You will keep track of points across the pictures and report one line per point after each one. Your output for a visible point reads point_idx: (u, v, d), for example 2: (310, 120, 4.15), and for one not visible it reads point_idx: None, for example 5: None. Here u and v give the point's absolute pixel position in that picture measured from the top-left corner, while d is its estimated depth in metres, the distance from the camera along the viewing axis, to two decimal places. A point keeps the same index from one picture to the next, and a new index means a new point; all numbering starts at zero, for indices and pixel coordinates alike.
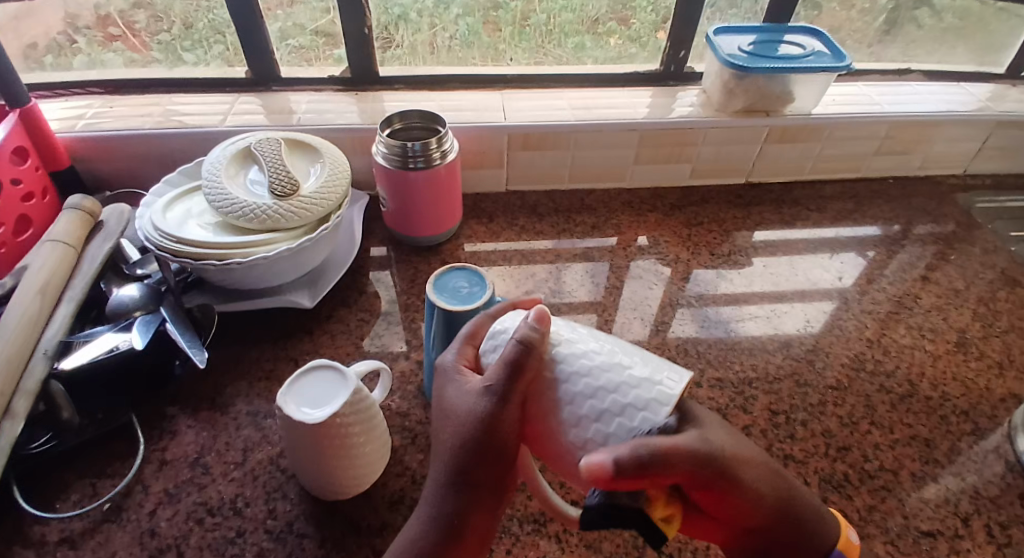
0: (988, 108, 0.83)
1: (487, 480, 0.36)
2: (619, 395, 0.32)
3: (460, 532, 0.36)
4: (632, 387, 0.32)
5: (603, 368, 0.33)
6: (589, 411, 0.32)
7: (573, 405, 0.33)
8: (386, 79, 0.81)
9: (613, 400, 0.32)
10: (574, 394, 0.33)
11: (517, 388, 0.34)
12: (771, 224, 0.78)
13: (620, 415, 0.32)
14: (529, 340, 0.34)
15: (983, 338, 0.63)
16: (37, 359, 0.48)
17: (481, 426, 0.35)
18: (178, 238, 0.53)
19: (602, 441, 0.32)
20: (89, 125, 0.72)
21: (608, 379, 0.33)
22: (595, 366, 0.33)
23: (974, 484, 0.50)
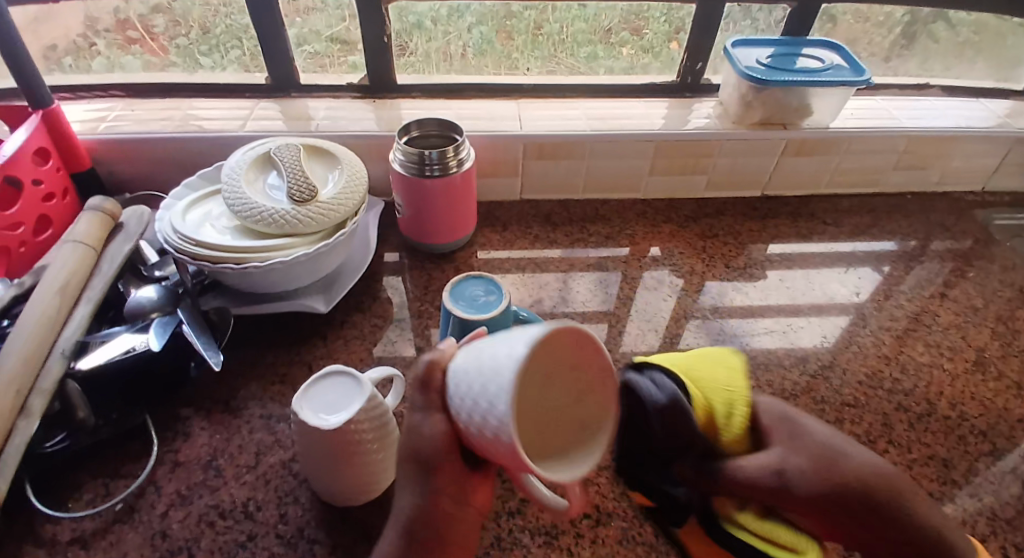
0: (1007, 124, 0.82)
1: (449, 482, 0.36)
2: (489, 368, 0.29)
3: (426, 530, 0.37)
4: (491, 360, 0.29)
5: (485, 347, 0.30)
6: (474, 402, 0.30)
7: (468, 402, 0.30)
8: (402, 87, 0.81)
9: (486, 381, 0.29)
10: (467, 382, 0.31)
11: (437, 399, 0.34)
12: (787, 237, 0.78)
13: (494, 398, 0.28)
14: (432, 358, 0.36)
15: (1002, 357, 0.63)
16: (54, 360, 0.49)
17: (420, 440, 0.35)
18: (197, 242, 0.53)
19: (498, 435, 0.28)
20: (110, 128, 0.73)
21: (483, 361, 0.29)
22: (475, 364, 0.30)
23: (992, 506, 0.49)
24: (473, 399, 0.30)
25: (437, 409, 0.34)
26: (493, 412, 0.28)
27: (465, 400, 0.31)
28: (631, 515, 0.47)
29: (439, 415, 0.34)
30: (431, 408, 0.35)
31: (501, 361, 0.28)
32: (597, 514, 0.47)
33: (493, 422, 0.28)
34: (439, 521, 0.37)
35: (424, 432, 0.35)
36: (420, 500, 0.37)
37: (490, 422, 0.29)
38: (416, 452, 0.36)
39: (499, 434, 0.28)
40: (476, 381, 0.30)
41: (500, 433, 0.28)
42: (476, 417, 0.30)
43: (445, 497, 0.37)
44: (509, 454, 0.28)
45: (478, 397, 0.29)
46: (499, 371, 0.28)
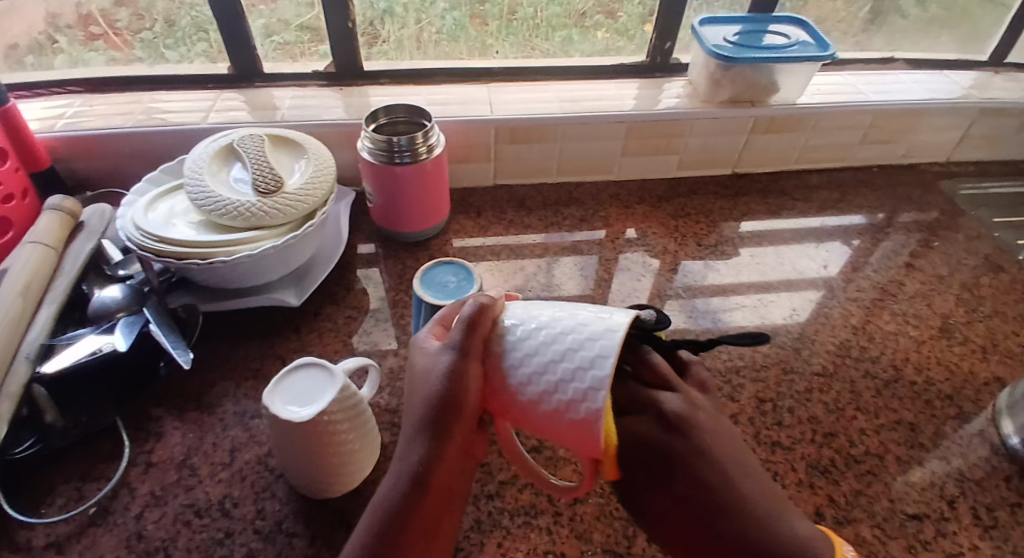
0: (971, 96, 0.83)
1: (457, 435, 0.36)
2: (583, 344, 0.32)
3: (426, 485, 0.35)
4: (589, 337, 0.33)
5: (572, 323, 0.34)
6: (552, 368, 0.32)
7: (540, 363, 0.33)
8: (371, 74, 0.80)
9: (578, 355, 0.32)
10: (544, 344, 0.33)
11: (476, 349, 0.35)
12: (759, 214, 0.78)
13: (580, 369, 0.32)
14: (484, 304, 0.36)
15: (968, 323, 0.64)
16: (18, 363, 0.47)
17: (444, 387, 0.35)
18: (160, 238, 0.52)
19: (564, 406, 0.32)
20: (69, 124, 0.70)
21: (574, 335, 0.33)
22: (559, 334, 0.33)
23: (960, 468, 0.51)
24: (552, 365, 0.33)
25: (478, 359, 0.35)
26: (577, 381, 0.32)
27: (538, 361, 0.33)
28: (608, 493, 0.48)
29: (475, 364, 0.35)
30: (470, 352, 0.35)
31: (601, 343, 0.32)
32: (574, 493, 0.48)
33: (575, 392, 0.32)
34: (440, 479, 0.35)
35: (452, 378, 0.35)
36: (425, 453, 0.35)
37: (569, 390, 0.32)
38: (437, 401, 0.35)
39: (576, 403, 0.32)
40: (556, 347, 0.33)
41: (571, 404, 0.32)
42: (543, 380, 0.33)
43: (451, 450, 0.36)
44: (574, 424, 0.32)
45: (562, 363, 0.32)
46: (599, 351, 0.32)
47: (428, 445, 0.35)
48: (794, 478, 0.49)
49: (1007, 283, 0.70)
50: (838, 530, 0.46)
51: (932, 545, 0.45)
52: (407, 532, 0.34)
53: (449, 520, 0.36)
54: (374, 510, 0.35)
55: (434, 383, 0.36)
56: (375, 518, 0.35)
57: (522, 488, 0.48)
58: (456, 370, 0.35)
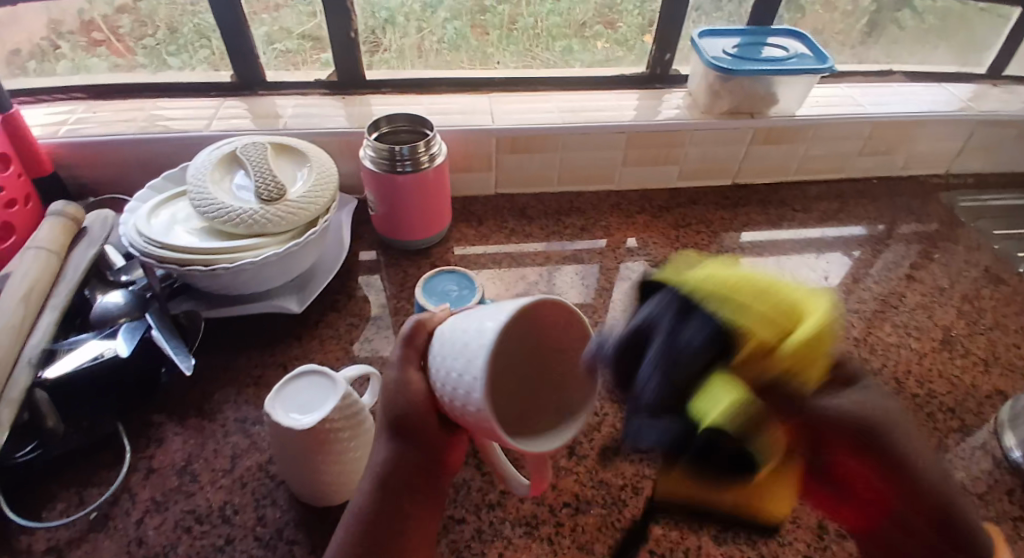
0: (968, 109, 0.84)
1: (417, 440, 0.37)
2: (469, 335, 0.31)
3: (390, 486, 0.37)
4: (474, 326, 0.31)
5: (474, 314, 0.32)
6: (448, 365, 0.32)
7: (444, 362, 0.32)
8: (373, 82, 0.81)
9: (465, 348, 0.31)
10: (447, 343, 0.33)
11: (415, 358, 0.37)
12: (758, 224, 0.79)
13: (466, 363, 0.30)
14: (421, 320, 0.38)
15: (968, 335, 0.64)
16: (21, 369, 0.47)
17: (393, 399, 0.37)
18: (163, 245, 0.52)
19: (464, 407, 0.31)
20: (72, 130, 0.71)
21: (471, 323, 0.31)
22: (459, 328, 0.32)
23: (963, 481, 0.51)
24: (447, 362, 0.32)
25: (416, 365, 0.37)
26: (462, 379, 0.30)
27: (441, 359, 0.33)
28: (608, 504, 0.47)
29: (416, 372, 0.37)
30: (409, 365, 0.37)
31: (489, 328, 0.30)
32: (577, 503, 0.47)
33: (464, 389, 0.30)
34: (412, 478, 0.38)
35: (398, 390, 0.37)
36: (388, 456, 0.38)
37: (460, 386, 0.30)
38: (390, 410, 0.37)
39: (467, 400, 0.30)
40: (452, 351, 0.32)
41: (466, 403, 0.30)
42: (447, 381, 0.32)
43: (419, 450, 0.38)
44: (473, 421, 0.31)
45: (453, 356, 0.31)
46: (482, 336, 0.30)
47: (393, 447, 0.38)
48: None
49: (1005, 295, 0.70)
50: (841, 543, 0.46)
51: None
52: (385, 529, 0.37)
53: (427, 513, 0.39)
54: (353, 510, 0.38)
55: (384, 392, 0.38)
56: (356, 517, 0.37)
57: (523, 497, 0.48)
58: (399, 379, 0.37)
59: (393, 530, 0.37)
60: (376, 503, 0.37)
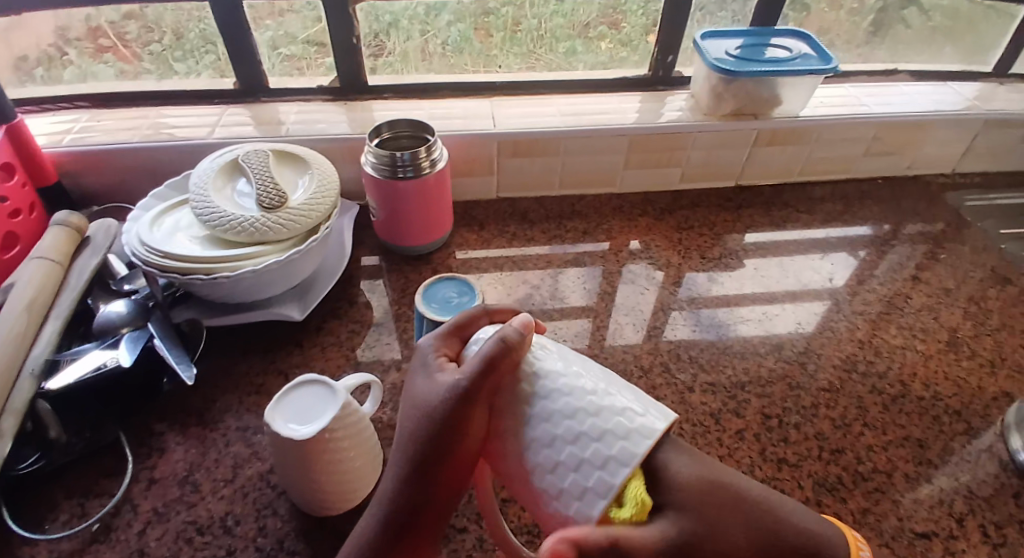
0: (975, 108, 0.83)
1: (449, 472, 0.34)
2: (599, 408, 0.31)
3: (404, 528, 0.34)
4: (599, 400, 0.32)
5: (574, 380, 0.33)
6: (565, 431, 0.31)
7: (548, 424, 0.31)
8: (375, 88, 0.81)
9: (591, 423, 0.31)
10: (548, 398, 0.32)
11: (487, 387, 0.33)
12: (763, 226, 0.78)
13: (599, 439, 0.30)
14: (508, 340, 0.33)
15: (974, 338, 0.64)
16: (23, 379, 0.48)
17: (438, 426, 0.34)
18: (165, 254, 0.52)
19: (578, 491, 0.29)
20: (77, 139, 0.71)
21: (581, 390, 0.32)
22: (569, 390, 0.32)
23: (968, 484, 0.50)
24: (561, 427, 0.31)
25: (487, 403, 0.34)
26: (574, 493, 0.29)
27: (549, 420, 0.31)
28: None
29: (478, 406, 0.33)
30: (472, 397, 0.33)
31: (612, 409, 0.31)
32: None
33: (597, 466, 0.29)
34: (421, 533, 0.35)
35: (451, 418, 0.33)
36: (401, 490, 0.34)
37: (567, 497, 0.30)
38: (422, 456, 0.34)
39: (590, 471, 0.29)
40: (576, 442, 0.30)
41: (589, 494, 0.29)
42: (554, 448, 0.31)
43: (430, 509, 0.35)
44: (570, 493, 0.30)
45: (578, 425, 0.31)
46: (614, 412, 0.31)
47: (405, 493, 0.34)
48: (801, 496, 0.48)
49: (1012, 296, 0.69)
50: None
51: None
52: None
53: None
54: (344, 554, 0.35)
55: (423, 429, 0.34)
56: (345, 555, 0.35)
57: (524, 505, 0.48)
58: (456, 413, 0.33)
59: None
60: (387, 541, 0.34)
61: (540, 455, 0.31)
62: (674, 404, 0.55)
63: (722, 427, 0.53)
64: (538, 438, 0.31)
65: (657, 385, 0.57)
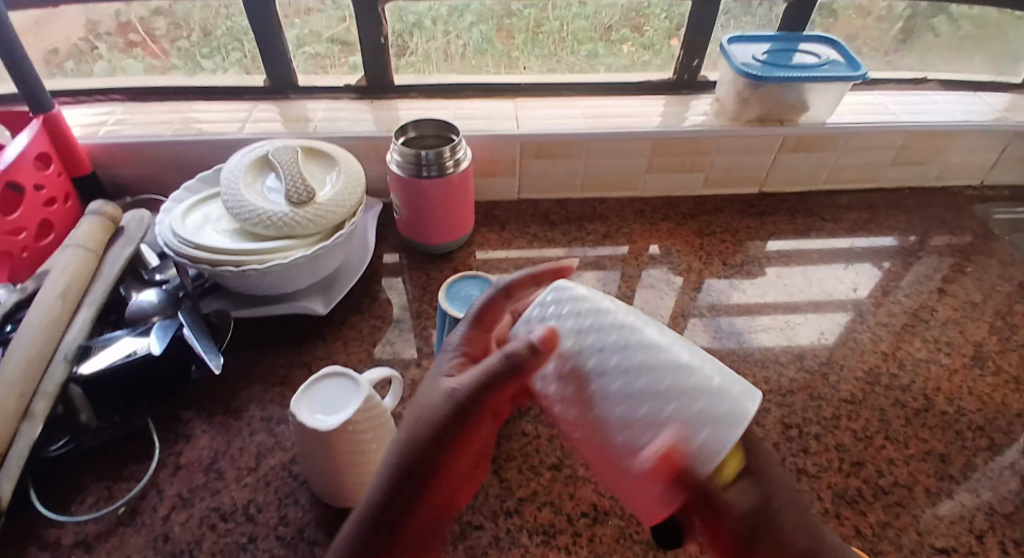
0: (1006, 119, 0.82)
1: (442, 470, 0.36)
2: (662, 382, 0.30)
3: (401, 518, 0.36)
4: (662, 376, 0.30)
5: (637, 346, 0.31)
6: (622, 411, 0.31)
7: (609, 401, 0.31)
8: (400, 87, 0.82)
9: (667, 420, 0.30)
10: (604, 369, 0.31)
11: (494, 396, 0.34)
12: (785, 233, 0.78)
13: (660, 414, 0.30)
14: (523, 357, 0.32)
15: (1001, 352, 0.63)
16: (56, 363, 0.49)
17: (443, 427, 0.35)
18: (196, 245, 0.54)
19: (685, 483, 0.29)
20: (111, 132, 0.73)
21: (643, 359, 0.31)
22: (626, 377, 0.30)
23: (991, 501, 0.49)
24: (619, 406, 0.31)
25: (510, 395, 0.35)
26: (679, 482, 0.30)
27: (614, 412, 0.31)
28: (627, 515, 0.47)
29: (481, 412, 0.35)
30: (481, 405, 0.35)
31: (675, 375, 0.30)
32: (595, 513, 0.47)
33: (660, 444, 0.29)
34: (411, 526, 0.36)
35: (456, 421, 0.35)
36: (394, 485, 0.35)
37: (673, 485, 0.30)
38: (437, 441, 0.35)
39: (650, 448, 0.30)
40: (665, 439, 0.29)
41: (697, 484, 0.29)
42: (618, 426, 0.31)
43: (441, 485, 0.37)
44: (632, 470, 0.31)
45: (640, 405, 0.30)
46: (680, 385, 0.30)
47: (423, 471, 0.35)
48: (820, 508, 0.48)
49: None
50: None
51: None
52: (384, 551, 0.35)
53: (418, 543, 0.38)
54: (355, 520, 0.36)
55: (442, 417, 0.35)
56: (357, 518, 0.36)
57: (541, 505, 0.48)
58: (477, 401, 0.35)
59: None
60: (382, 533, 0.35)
61: (609, 435, 0.31)
62: None
63: None
64: (597, 419, 0.32)
65: None
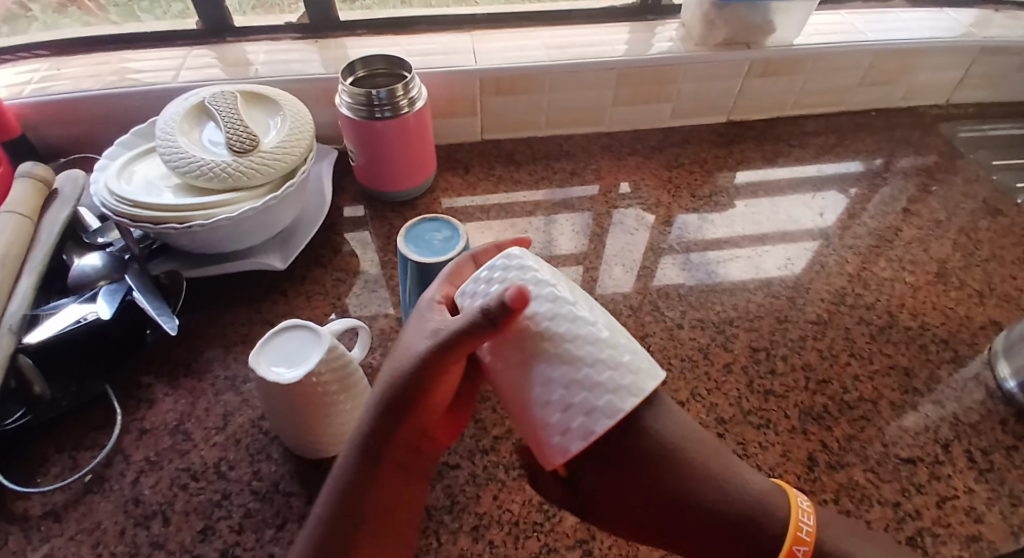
0: (972, 34, 0.80)
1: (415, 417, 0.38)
2: (593, 360, 0.33)
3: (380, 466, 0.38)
4: (544, 342, 0.34)
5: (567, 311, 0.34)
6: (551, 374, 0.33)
7: (545, 363, 0.34)
8: (348, 25, 0.76)
9: (586, 350, 0.33)
10: (548, 341, 0.34)
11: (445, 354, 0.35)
12: (753, 161, 0.77)
13: (588, 366, 0.33)
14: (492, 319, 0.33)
15: (964, 268, 0.63)
16: (1, 334, 0.46)
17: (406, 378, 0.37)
18: (135, 203, 0.50)
19: (586, 408, 0.33)
20: (37, 89, 0.68)
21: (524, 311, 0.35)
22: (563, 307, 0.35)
23: (955, 412, 0.51)
24: (543, 370, 0.34)
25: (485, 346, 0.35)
26: (573, 414, 0.33)
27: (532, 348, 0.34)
28: None
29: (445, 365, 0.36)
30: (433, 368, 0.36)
31: (552, 306, 0.34)
32: None
33: (583, 412, 0.33)
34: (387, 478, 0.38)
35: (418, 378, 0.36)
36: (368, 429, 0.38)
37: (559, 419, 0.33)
38: (399, 393, 0.37)
39: (572, 417, 0.33)
40: (569, 368, 0.33)
41: (594, 412, 0.32)
42: (547, 388, 0.33)
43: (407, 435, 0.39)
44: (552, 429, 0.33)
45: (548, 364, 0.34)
46: (568, 316, 0.34)
47: (391, 421, 0.37)
48: (787, 425, 0.49)
49: (1003, 226, 0.69)
50: (831, 475, 0.46)
51: (924, 488, 0.46)
52: (365, 511, 0.38)
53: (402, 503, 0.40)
54: (322, 512, 0.38)
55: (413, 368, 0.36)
56: (335, 491, 0.38)
57: (516, 441, 0.48)
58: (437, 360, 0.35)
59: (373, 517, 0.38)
60: (359, 483, 0.38)
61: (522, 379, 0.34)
62: (663, 340, 0.55)
63: (710, 361, 0.54)
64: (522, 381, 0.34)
65: (646, 323, 0.57)
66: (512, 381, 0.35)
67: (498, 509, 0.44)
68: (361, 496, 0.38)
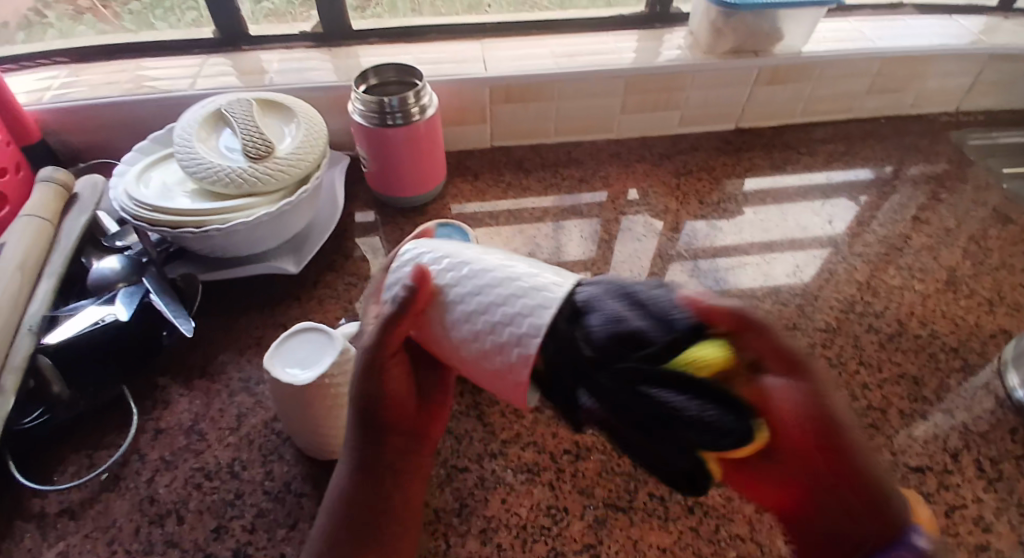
0: (981, 42, 0.81)
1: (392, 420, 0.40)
2: (506, 296, 0.32)
3: (370, 472, 0.39)
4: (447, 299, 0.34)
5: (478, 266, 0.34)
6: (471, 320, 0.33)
7: (468, 320, 0.33)
8: (360, 34, 0.78)
9: (499, 292, 0.32)
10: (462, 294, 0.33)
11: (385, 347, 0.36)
12: (762, 169, 0.77)
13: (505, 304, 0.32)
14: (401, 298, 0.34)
15: (974, 276, 0.63)
16: (22, 336, 0.47)
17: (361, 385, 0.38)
18: (153, 208, 0.51)
19: (516, 340, 0.31)
20: (57, 96, 0.69)
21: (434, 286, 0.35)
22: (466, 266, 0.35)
23: (966, 421, 0.51)
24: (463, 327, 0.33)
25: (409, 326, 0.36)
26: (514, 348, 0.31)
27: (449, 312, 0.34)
28: (609, 449, 0.48)
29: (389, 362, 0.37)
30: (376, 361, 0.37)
31: (457, 270, 0.34)
32: (577, 450, 0.48)
33: (516, 344, 0.31)
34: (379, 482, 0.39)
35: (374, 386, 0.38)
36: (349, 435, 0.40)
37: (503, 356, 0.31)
38: (366, 393, 0.38)
39: (508, 351, 0.31)
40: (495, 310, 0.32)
41: (524, 339, 0.30)
42: (479, 341, 0.32)
43: (380, 425, 0.39)
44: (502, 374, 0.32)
45: (466, 320, 0.33)
46: (477, 272, 0.34)
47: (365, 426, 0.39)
48: None
49: (1013, 234, 0.68)
50: None
51: (934, 496, 0.46)
52: (362, 517, 0.39)
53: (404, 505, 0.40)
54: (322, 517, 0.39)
55: (360, 373, 0.38)
56: (332, 502, 0.39)
57: (525, 445, 0.49)
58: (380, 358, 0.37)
59: (373, 520, 0.39)
60: (353, 489, 0.39)
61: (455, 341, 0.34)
62: None
63: None
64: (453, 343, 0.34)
65: None
66: (443, 347, 0.35)
67: (507, 513, 0.44)
68: (356, 503, 0.39)
